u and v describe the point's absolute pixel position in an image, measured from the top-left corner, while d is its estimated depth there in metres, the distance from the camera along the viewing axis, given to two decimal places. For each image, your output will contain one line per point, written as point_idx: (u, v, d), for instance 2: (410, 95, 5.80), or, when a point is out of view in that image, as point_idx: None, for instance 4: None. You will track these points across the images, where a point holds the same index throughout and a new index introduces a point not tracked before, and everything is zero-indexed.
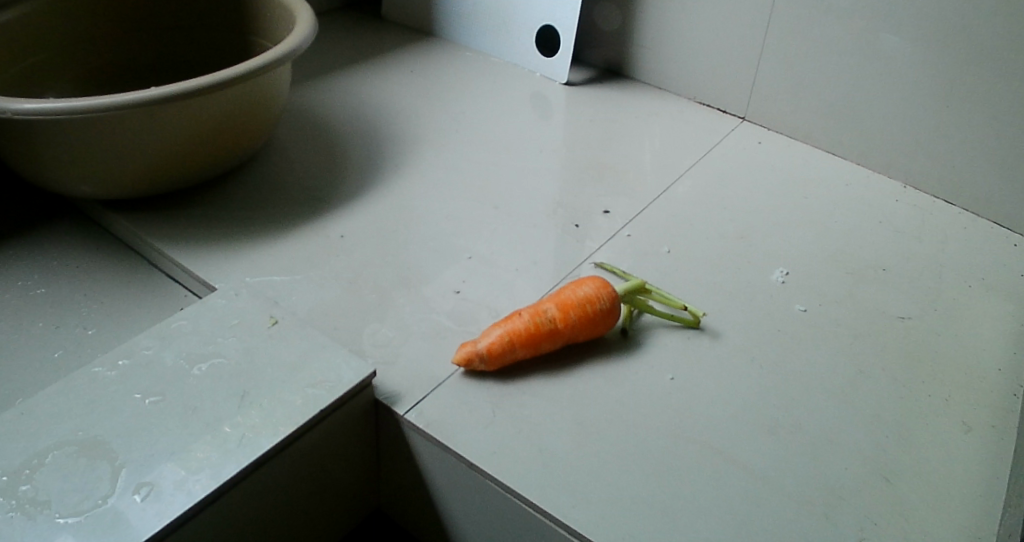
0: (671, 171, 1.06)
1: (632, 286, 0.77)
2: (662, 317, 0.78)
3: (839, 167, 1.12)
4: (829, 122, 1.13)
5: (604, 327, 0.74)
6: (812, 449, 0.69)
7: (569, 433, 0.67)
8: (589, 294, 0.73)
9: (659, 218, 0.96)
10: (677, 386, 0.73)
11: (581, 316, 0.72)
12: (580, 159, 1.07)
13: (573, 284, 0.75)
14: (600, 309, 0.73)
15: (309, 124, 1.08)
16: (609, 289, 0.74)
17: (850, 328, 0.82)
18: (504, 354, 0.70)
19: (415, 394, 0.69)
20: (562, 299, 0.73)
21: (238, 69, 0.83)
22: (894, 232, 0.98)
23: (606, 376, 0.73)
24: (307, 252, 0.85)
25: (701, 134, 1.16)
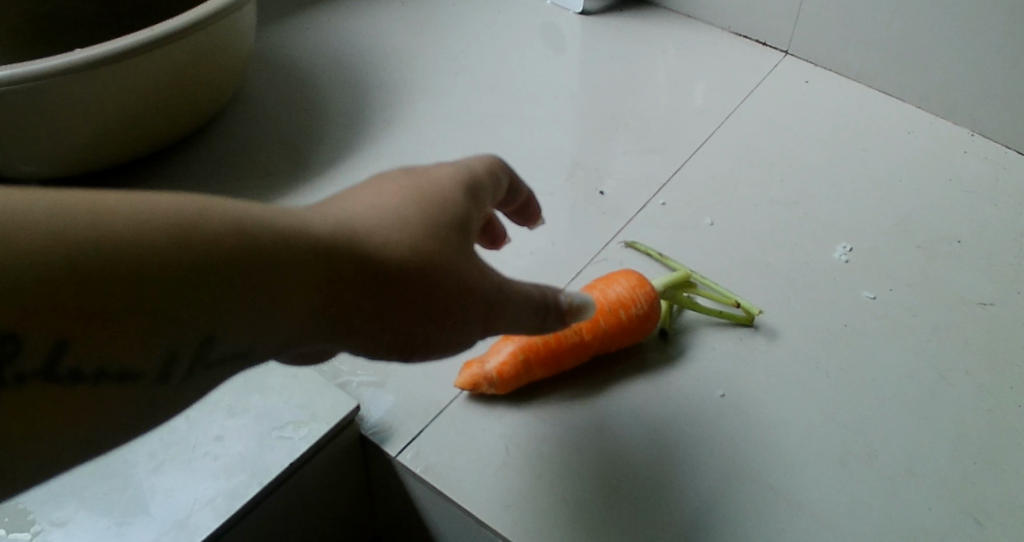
0: (706, 120, 0.91)
1: (672, 279, 0.65)
2: (712, 315, 0.66)
3: (898, 111, 0.97)
4: (887, 59, 0.97)
5: (642, 334, 0.61)
6: (893, 484, 0.57)
7: (596, 471, 0.56)
8: (621, 295, 0.61)
9: (697, 180, 0.81)
10: (728, 407, 0.61)
11: (612, 323, 0.59)
12: (599, 108, 0.92)
13: (603, 282, 0.63)
14: (637, 313, 0.60)
15: (283, 75, 0.94)
16: (647, 288, 0.61)
17: (928, 321, 0.69)
18: (520, 375, 0.58)
19: (410, 426, 0.58)
20: (590, 304, 0.61)
21: (177, 22, 0.69)
22: (965, 194, 0.84)
23: (641, 397, 0.60)
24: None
25: (739, 73, 1.00)
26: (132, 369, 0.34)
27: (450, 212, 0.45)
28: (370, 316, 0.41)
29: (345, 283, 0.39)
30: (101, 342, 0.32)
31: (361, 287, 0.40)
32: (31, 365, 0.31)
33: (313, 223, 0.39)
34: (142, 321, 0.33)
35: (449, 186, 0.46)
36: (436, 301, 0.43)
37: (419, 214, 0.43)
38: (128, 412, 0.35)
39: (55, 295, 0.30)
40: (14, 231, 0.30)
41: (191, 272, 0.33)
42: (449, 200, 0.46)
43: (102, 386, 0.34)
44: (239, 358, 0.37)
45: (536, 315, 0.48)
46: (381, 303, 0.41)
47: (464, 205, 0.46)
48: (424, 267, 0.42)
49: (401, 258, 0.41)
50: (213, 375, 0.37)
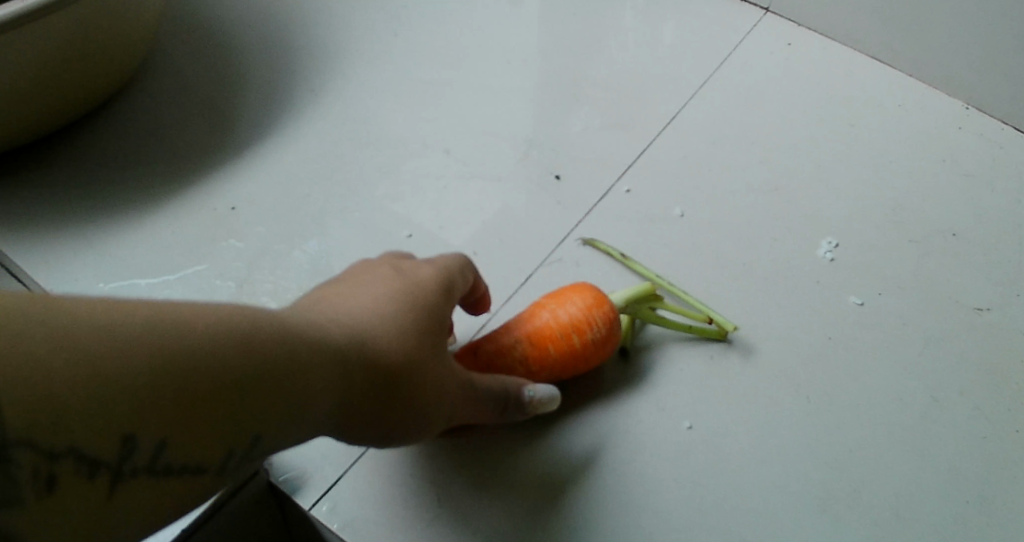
0: (678, 88, 0.81)
1: (636, 294, 0.59)
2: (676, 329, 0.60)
3: (888, 80, 0.88)
4: (879, 21, 0.87)
5: (599, 359, 0.57)
6: (865, 529, 0.53)
7: (516, 508, 0.54)
8: (572, 318, 0.56)
9: (666, 160, 0.72)
10: (686, 447, 0.56)
11: (563, 353, 0.55)
12: (557, 74, 0.82)
13: (554, 299, 0.58)
14: (590, 339, 0.55)
15: (197, 38, 0.84)
16: (604, 308, 0.56)
17: (922, 331, 0.62)
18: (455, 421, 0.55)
19: (327, 473, 0.56)
20: (537, 330, 0.56)
21: None
22: (959, 179, 0.77)
23: (587, 436, 0.56)
24: (187, 242, 0.70)
25: (715, 30, 0.90)
26: (204, 463, 0.37)
27: (433, 308, 0.49)
28: (373, 408, 0.44)
29: (355, 381, 0.43)
30: (184, 442, 0.36)
31: (369, 383, 0.43)
32: (139, 460, 0.35)
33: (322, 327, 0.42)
34: (214, 424, 0.36)
35: (430, 279, 0.50)
36: (426, 396, 0.46)
37: (410, 310, 0.47)
38: (188, 502, 0.39)
39: (152, 406, 0.34)
40: (120, 350, 0.33)
41: (251, 379, 0.37)
42: (431, 295, 0.49)
43: (176, 479, 0.37)
44: (275, 451, 0.41)
45: (497, 407, 0.52)
46: (384, 398, 0.44)
47: (441, 299, 0.50)
48: (417, 364, 0.46)
49: (399, 355, 0.45)
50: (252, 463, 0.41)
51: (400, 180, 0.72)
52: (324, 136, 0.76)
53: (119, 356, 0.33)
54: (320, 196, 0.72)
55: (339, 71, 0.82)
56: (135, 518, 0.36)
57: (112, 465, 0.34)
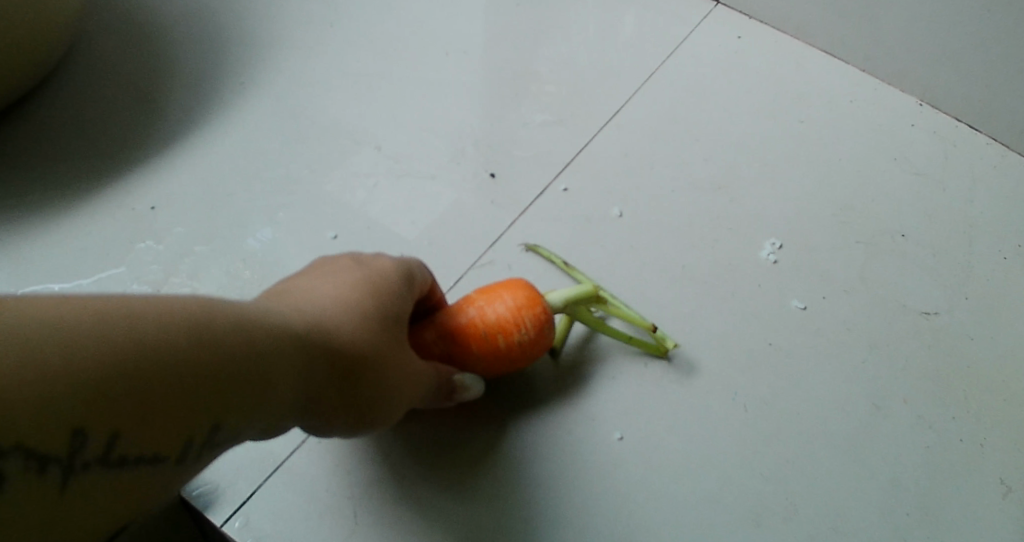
0: (624, 82, 0.79)
1: (579, 294, 0.56)
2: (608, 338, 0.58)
3: (840, 75, 0.86)
4: (832, 14, 0.85)
5: (528, 359, 0.55)
6: None
7: (435, 503, 0.53)
8: (501, 318, 0.53)
9: (608, 158, 0.70)
10: (615, 460, 0.54)
11: (485, 351, 0.53)
12: (498, 67, 0.79)
13: (489, 293, 0.54)
14: (515, 342, 0.53)
15: (121, 25, 0.80)
16: (537, 309, 0.54)
17: (865, 337, 0.60)
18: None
19: (240, 487, 0.54)
20: (461, 323, 0.53)
21: None
22: (909, 178, 0.75)
23: (511, 449, 0.55)
24: (101, 246, 0.66)
25: (664, 23, 0.87)
26: (164, 453, 0.34)
27: (397, 299, 0.47)
28: (332, 398, 0.43)
29: (317, 369, 0.41)
30: (145, 432, 0.33)
31: (330, 372, 0.42)
32: (92, 454, 0.31)
33: (281, 315, 0.41)
34: (174, 410, 0.34)
35: (393, 269, 0.49)
36: (385, 385, 0.45)
37: (372, 299, 0.45)
38: (144, 500, 0.35)
39: (110, 389, 0.31)
40: (69, 335, 0.31)
41: (211, 362, 0.35)
42: (391, 284, 0.47)
43: (132, 473, 0.34)
44: (234, 444, 0.38)
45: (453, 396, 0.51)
46: (344, 387, 0.43)
47: (405, 290, 0.49)
48: (379, 352, 0.44)
49: (359, 345, 0.43)
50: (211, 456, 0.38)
51: (329, 178, 0.69)
52: (252, 132, 0.73)
53: (74, 343, 0.30)
54: (243, 195, 0.68)
55: (271, 63, 0.78)
56: (88, 523, 0.33)
57: (63, 459, 0.31)
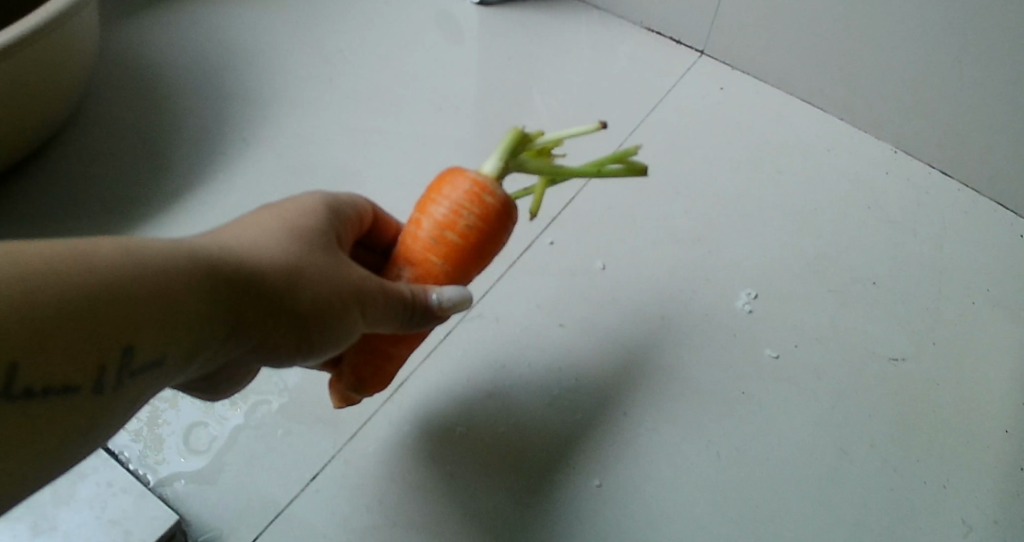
0: (609, 136, 0.83)
1: (512, 149, 0.60)
2: (564, 177, 0.62)
3: (818, 124, 0.90)
4: (809, 67, 0.89)
5: (497, 233, 0.60)
6: None
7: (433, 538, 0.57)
8: (444, 217, 0.59)
9: (592, 212, 0.74)
10: (597, 505, 0.58)
11: (448, 244, 0.59)
12: (488, 123, 0.83)
13: (427, 201, 0.61)
14: (466, 227, 0.59)
15: (134, 81, 0.85)
16: (469, 182, 0.59)
17: (833, 385, 0.64)
18: (385, 367, 0.59)
19: (244, 533, 0.57)
20: (417, 249, 0.60)
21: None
22: (882, 225, 0.78)
23: (498, 496, 0.59)
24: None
25: (650, 77, 0.92)
26: (77, 382, 0.40)
27: (319, 230, 0.51)
28: (267, 322, 0.47)
29: (235, 293, 0.46)
30: (45, 365, 0.38)
31: (252, 297, 0.46)
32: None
33: (189, 243, 0.45)
34: (75, 344, 0.39)
35: (316, 206, 0.53)
36: (307, 303, 0.48)
37: (290, 232, 0.49)
38: (81, 425, 0.42)
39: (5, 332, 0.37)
40: None
41: (103, 296, 0.40)
42: (301, 217, 0.51)
43: (52, 401, 0.40)
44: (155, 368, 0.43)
45: (396, 315, 0.54)
46: (274, 310, 0.47)
47: (331, 224, 0.53)
48: (292, 273, 0.48)
49: (277, 268, 0.47)
50: (145, 384, 0.43)
51: None
52: (257, 189, 0.77)
53: None
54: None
55: (273, 120, 0.82)
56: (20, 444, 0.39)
57: None
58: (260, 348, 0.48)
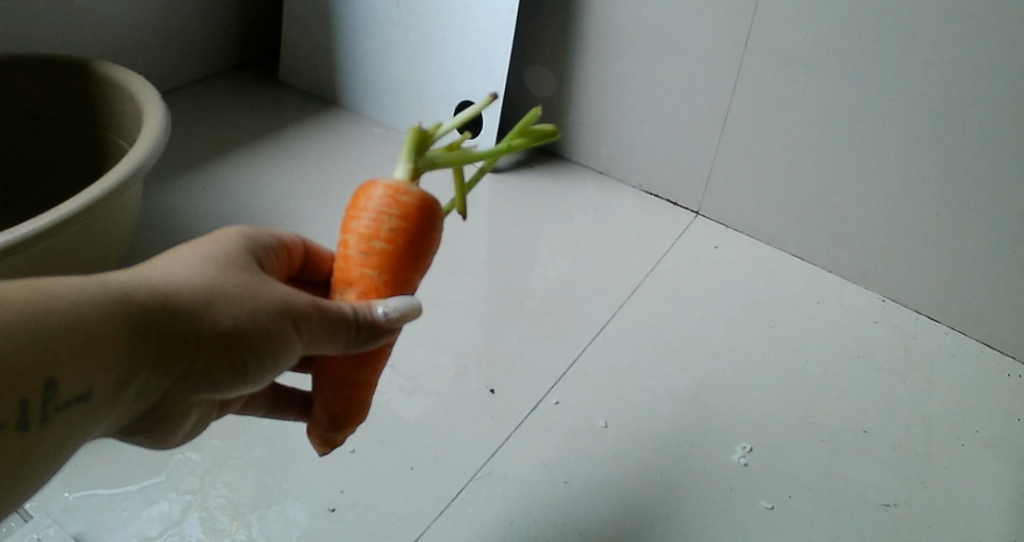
0: (613, 296, 0.91)
1: (415, 141, 0.58)
2: (476, 162, 0.59)
3: (807, 276, 0.98)
4: (796, 224, 0.98)
5: (425, 229, 0.59)
6: None
7: None
8: (368, 228, 0.58)
9: (597, 372, 0.81)
10: None
11: (382, 255, 0.59)
12: (499, 286, 0.91)
13: (348, 221, 0.60)
14: (390, 230, 0.58)
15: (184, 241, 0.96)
16: (385, 189, 0.58)
17: (833, 534, 0.68)
18: (354, 398, 0.61)
19: None
20: (351, 268, 0.59)
21: (72, 205, 0.72)
22: (873, 370, 0.84)
23: None
24: (143, 455, 0.71)
25: (648, 237, 1.01)
26: None
27: (240, 256, 0.48)
28: (193, 347, 0.43)
29: (147, 323, 0.41)
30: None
31: (175, 321, 0.42)
32: None
33: (88, 278, 0.41)
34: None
35: (235, 237, 0.50)
36: (228, 325, 0.44)
37: (202, 257, 0.46)
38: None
39: None
40: None
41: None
42: (217, 247, 0.48)
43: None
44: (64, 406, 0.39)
45: (338, 336, 0.50)
46: (197, 335, 0.43)
47: (252, 254, 0.50)
48: (207, 297, 0.44)
49: (198, 288, 0.44)
50: (68, 423, 0.40)
51: None
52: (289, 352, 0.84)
53: None
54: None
55: None
56: None
57: None
58: (190, 378, 0.44)
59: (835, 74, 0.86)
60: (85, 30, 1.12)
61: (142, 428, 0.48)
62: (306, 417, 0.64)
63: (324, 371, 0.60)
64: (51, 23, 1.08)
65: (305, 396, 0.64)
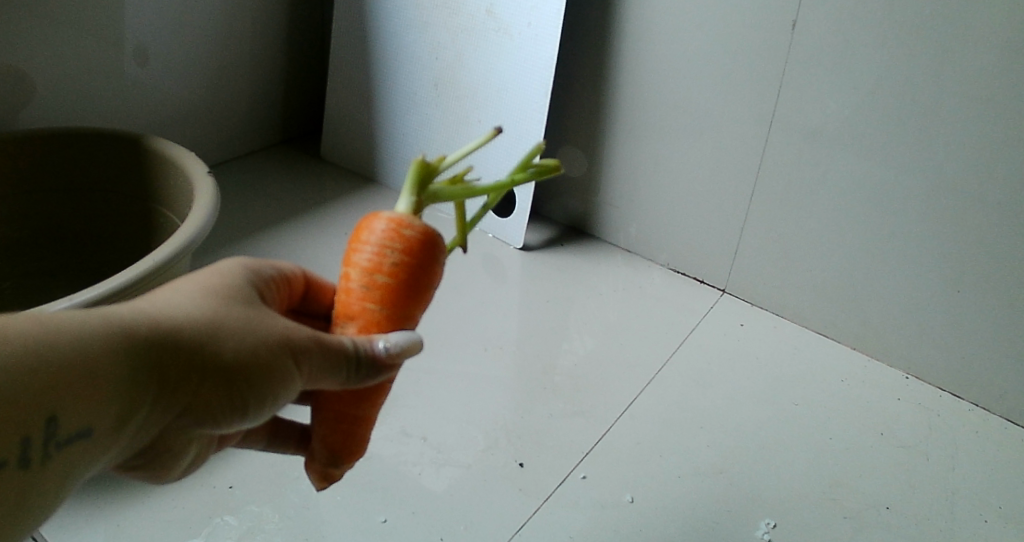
0: (641, 372, 0.94)
1: (417, 174, 0.59)
2: (480, 195, 0.60)
3: (832, 353, 1.00)
4: (820, 302, 1.01)
5: (427, 263, 0.61)
6: None
7: None
8: (370, 261, 0.60)
9: (624, 447, 0.84)
10: None
11: (383, 289, 0.61)
12: (530, 361, 0.94)
13: (351, 253, 0.62)
14: (391, 264, 0.60)
15: None
16: (388, 223, 0.60)
17: None
18: (352, 434, 0.63)
19: None
20: (353, 302, 0.61)
21: (130, 273, 0.74)
22: (896, 450, 0.86)
23: None
24: (184, 518, 0.75)
25: (675, 314, 1.04)
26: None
27: (240, 291, 0.51)
28: (191, 382, 0.47)
29: (153, 357, 0.45)
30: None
31: (179, 355, 0.46)
32: None
33: (100, 313, 0.45)
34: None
35: (241, 273, 0.53)
36: (229, 358, 0.47)
37: (208, 292, 0.49)
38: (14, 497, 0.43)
39: None
40: None
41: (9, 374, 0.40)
42: (224, 282, 0.51)
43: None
44: (77, 434, 0.43)
45: (338, 371, 0.52)
46: (198, 370, 0.46)
47: (253, 287, 0.53)
48: (211, 331, 0.47)
49: (201, 323, 0.47)
50: (71, 457, 0.44)
51: (382, 462, 0.81)
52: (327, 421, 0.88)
53: None
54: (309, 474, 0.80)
55: None
56: None
57: None
58: (189, 411, 0.48)
59: (858, 157, 0.90)
60: (140, 111, 1.21)
61: (145, 457, 0.52)
62: (304, 450, 0.66)
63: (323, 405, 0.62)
64: (109, 105, 1.17)
65: (304, 429, 0.66)
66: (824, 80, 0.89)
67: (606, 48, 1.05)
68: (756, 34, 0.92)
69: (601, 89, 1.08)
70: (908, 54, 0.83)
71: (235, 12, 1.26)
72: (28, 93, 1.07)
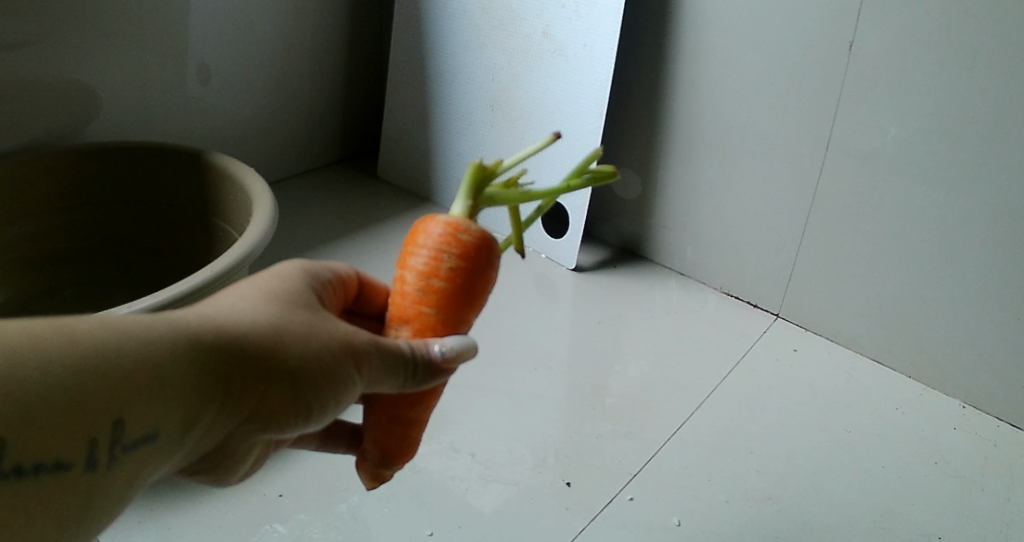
0: (691, 396, 0.94)
1: (474, 177, 0.61)
2: (533, 200, 0.62)
3: (888, 381, 0.99)
4: (875, 329, 1.00)
5: (481, 268, 0.62)
6: None
7: None
8: (426, 266, 0.62)
9: (671, 470, 0.84)
10: None
11: (438, 295, 0.62)
12: (580, 381, 0.95)
13: (407, 256, 0.64)
14: (448, 269, 0.62)
15: None
16: (447, 230, 0.61)
17: None
18: (404, 437, 0.65)
19: None
20: (408, 305, 0.63)
21: (191, 283, 0.77)
22: (951, 480, 0.84)
23: None
24: (236, 523, 0.78)
25: (726, 338, 1.04)
26: (68, 460, 0.41)
27: (301, 296, 0.52)
28: (258, 387, 0.48)
29: (227, 361, 0.46)
30: (31, 443, 0.39)
31: (250, 360, 0.47)
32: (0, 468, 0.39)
33: (174, 317, 0.46)
34: (68, 425, 0.40)
35: (299, 277, 0.54)
36: (297, 361, 0.49)
37: (271, 296, 0.51)
38: (79, 501, 0.43)
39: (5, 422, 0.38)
40: None
41: (92, 374, 0.41)
42: (285, 286, 0.52)
43: (43, 482, 0.41)
44: (149, 437, 0.44)
45: (396, 375, 0.54)
46: (268, 373, 0.48)
47: (311, 291, 0.54)
48: (279, 335, 0.48)
49: (270, 328, 0.48)
50: (138, 460, 0.45)
51: (431, 477, 0.83)
52: None
53: None
54: (358, 486, 0.82)
55: None
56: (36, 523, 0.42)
57: None
58: (254, 415, 0.49)
59: (915, 181, 0.89)
60: (205, 130, 1.27)
61: (208, 461, 0.53)
62: (355, 451, 0.69)
63: (377, 410, 0.65)
64: (177, 124, 1.23)
65: (355, 430, 0.69)
66: (881, 104, 0.89)
67: (661, 70, 1.06)
68: (811, 57, 0.92)
69: (655, 112, 1.09)
70: (968, 77, 0.82)
71: (298, 35, 1.31)
72: (96, 109, 1.12)
